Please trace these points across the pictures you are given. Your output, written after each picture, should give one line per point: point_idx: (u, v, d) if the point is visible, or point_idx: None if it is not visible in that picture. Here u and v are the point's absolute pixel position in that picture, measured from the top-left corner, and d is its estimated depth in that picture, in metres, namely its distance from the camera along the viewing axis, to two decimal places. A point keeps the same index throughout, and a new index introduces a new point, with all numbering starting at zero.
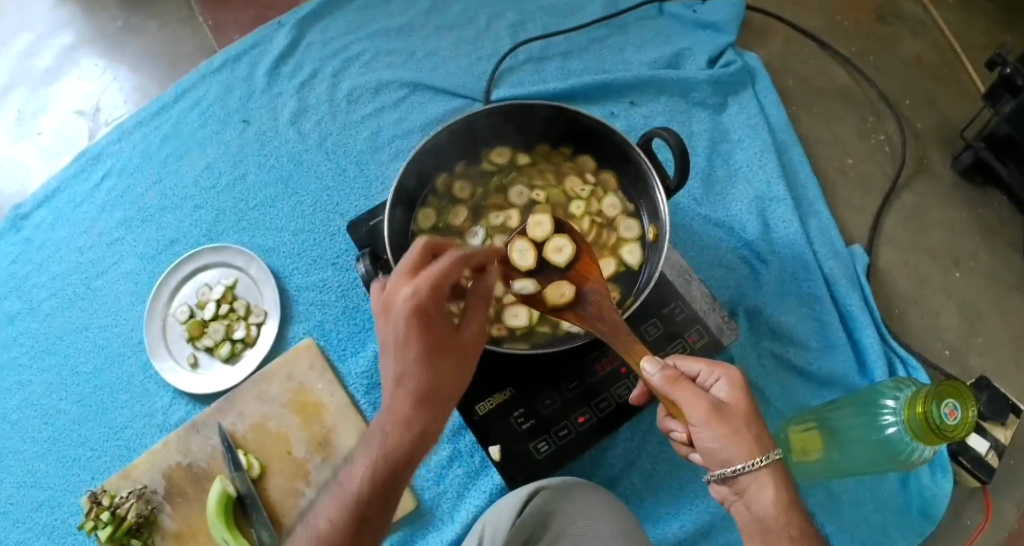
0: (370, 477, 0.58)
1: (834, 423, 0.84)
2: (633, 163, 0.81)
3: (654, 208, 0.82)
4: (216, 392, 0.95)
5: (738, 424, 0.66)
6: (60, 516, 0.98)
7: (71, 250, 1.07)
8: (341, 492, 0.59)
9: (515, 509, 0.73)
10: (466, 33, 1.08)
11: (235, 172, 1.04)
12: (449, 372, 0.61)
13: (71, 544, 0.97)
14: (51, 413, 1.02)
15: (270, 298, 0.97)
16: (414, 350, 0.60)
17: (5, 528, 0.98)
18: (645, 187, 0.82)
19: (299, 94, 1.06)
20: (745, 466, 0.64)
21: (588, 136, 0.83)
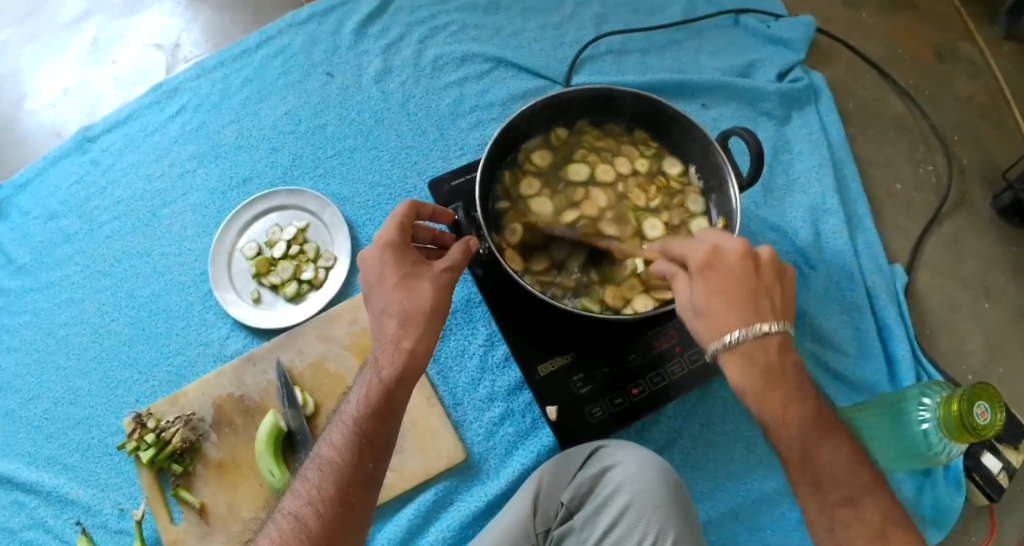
0: (366, 400, 0.70)
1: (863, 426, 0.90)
2: (712, 157, 0.86)
3: (727, 202, 0.86)
4: (278, 328, 0.97)
5: (724, 282, 0.68)
6: (97, 435, 0.98)
7: (138, 177, 1.08)
8: (346, 416, 0.70)
9: (578, 461, 0.82)
10: (551, 18, 1.12)
11: (315, 120, 1.07)
12: (426, 291, 0.72)
13: (106, 464, 0.97)
14: (101, 332, 1.03)
15: (342, 244, 1.00)
16: (393, 276, 0.73)
17: (41, 441, 0.99)
18: (721, 181, 0.86)
19: (385, 55, 1.09)
20: (742, 332, 0.65)
21: (669, 126, 0.89)
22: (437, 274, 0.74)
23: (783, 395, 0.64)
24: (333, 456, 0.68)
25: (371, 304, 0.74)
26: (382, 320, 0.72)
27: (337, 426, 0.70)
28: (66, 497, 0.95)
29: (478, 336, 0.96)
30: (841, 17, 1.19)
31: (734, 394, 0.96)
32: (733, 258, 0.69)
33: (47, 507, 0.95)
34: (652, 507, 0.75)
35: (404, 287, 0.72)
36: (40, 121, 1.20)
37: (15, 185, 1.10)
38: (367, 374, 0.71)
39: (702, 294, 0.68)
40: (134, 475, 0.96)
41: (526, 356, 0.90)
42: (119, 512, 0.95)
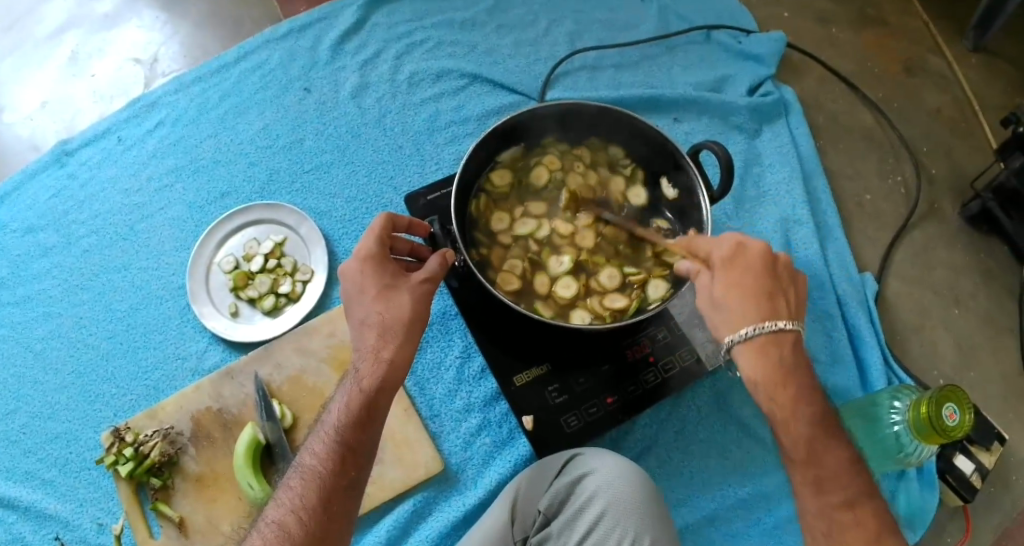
0: (346, 410, 0.71)
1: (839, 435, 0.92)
2: (683, 173, 0.88)
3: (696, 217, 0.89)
4: (256, 342, 0.98)
5: (744, 277, 0.72)
6: (74, 450, 0.98)
7: (117, 192, 1.09)
8: (326, 426, 0.71)
9: (556, 469, 0.83)
10: (526, 35, 1.14)
11: (293, 135, 1.08)
12: (405, 304, 0.74)
13: (84, 479, 0.97)
14: (79, 347, 1.03)
15: (319, 258, 1.00)
16: (372, 287, 0.74)
17: (18, 456, 0.99)
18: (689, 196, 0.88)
19: (361, 71, 1.11)
20: (754, 329, 0.69)
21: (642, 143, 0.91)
22: (416, 285, 0.75)
23: (789, 389, 0.69)
24: (315, 465, 0.69)
25: (351, 316, 0.74)
26: (361, 331, 0.73)
27: (318, 436, 0.71)
28: (43, 512, 0.95)
29: (455, 348, 0.98)
30: (811, 32, 1.22)
31: (708, 403, 0.98)
32: (754, 257, 0.73)
33: (25, 523, 0.95)
34: (629, 513, 0.76)
35: (383, 299, 0.73)
36: (18, 136, 1.21)
37: None
38: (347, 385, 0.72)
39: (725, 285, 0.72)
40: (112, 489, 0.97)
41: (502, 367, 0.91)
42: (97, 527, 0.95)
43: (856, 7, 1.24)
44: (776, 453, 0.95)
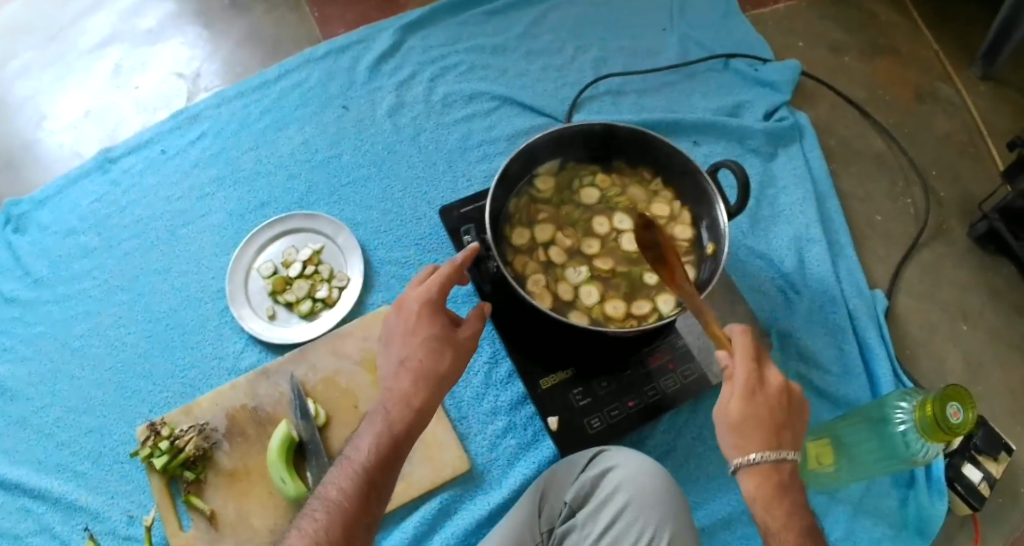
0: (375, 448, 0.72)
1: (848, 440, 0.97)
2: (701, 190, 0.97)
3: (715, 226, 0.97)
4: (292, 344, 1.01)
5: (761, 410, 0.71)
6: (108, 443, 1.05)
7: (160, 199, 1.13)
8: (352, 461, 0.71)
9: (582, 464, 0.88)
10: (554, 61, 1.18)
11: (330, 151, 1.11)
12: (445, 357, 0.76)
13: (116, 471, 1.04)
14: (116, 345, 1.08)
15: (355, 266, 1.03)
16: (421, 332, 0.77)
17: (51, 448, 1.06)
18: (708, 207, 0.98)
19: (397, 91, 1.15)
20: (758, 458, 0.69)
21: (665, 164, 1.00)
22: (459, 342, 0.78)
23: (789, 498, 0.69)
24: (339, 499, 0.68)
25: (391, 352, 0.77)
26: (399, 372, 0.75)
27: (342, 469, 0.71)
28: (73, 503, 1.02)
29: (483, 354, 1.02)
30: (824, 61, 1.28)
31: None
32: (774, 392, 0.72)
33: (54, 513, 1.02)
34: (651, 504, 0.82)
35: (427, 347, 0.76)
36: (62, 142, 1.27)
37: (34, 202, 1.19)
38: (377, 424, 0.74)
39: (743, 406, 0.71)
40: (144, 482, 1.03)
41: (528, 372, 0.97)
42: (128, 519, 1.02)
43: (869, 39, 1.30)
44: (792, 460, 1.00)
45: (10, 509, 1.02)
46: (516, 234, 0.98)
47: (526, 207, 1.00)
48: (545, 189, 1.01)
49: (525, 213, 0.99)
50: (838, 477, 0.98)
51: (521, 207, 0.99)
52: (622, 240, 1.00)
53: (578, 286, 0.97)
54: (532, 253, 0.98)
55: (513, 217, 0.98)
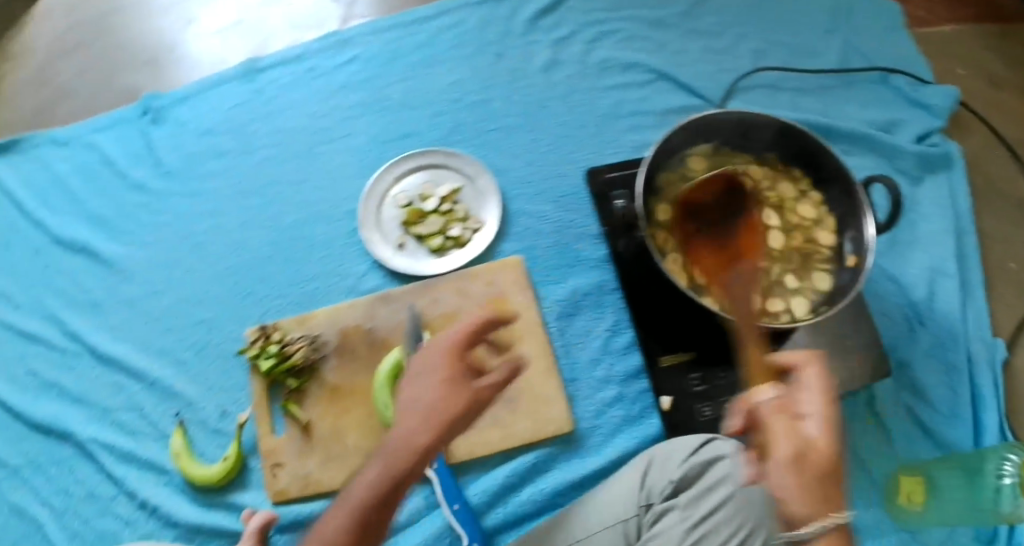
0: (417, 440, 0.62)
1: (936, 483, 1.01)
2: (852, 201, 0.98)
3: (860, 240, 0.98)
4: (417, 276, 1.02)
5: (815, 481, 0.66)
6: (213, 337, 1.06)
7: (303, 113, 1.13)
8: (394, 448, 0.62)
9: (690, 447, 0.88)
10: (715, 44, 1.16)
11: (479, 95, 1.11)
12: (478, 389, 0.64)
13: (213, 366, 1.05)
14: (239, 247, 1.09)
15: (491, 212, 1.04)
16: (443, 372, 0.65)
17: (158, 332, 1.08)
18: (853, 220, 0.98)
19: (554, 47, 1.14)
20: (811, 526, 0.65)
21: (820, 168, 1.00)
22: (478, 385, 0.64)
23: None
24: (365, 498, 0.61)
25: (409, 370, 0.68)
26: (402, 415, 0.64)
27: (377, 458, 0.63)
28: (171, 388, 1.05)
29: (604, 322, 1.01)
30: (983, 94, 1.24)
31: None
32: (824, 448, 0.67)
33: (148, 396, 1.07)
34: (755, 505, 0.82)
35: (441, 388, 0.64)
36: (211, 46, 1.29)
37: (176, 98, 1.19)
38: (422, 398, 0.63)
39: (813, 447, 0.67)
40: (242, 382, 1.03)
41: (649, 348, 0.97)
42: (220, 413, 1.03)
43: None
44: (880, 487, 1.04)
45: (104, 384, 1.08)
46: (665, 209, 0.98)
47: (677, 185, 1.00)
48: (698, 169, 1.01)
49: (676, 190, 0.99)
50: (922, 517, 1.00)
51: (672, 184, 0.99)
52: (767, 237, 1.01)
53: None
54: (676, 231, 0.98)
55: (664, 192, 0.99)
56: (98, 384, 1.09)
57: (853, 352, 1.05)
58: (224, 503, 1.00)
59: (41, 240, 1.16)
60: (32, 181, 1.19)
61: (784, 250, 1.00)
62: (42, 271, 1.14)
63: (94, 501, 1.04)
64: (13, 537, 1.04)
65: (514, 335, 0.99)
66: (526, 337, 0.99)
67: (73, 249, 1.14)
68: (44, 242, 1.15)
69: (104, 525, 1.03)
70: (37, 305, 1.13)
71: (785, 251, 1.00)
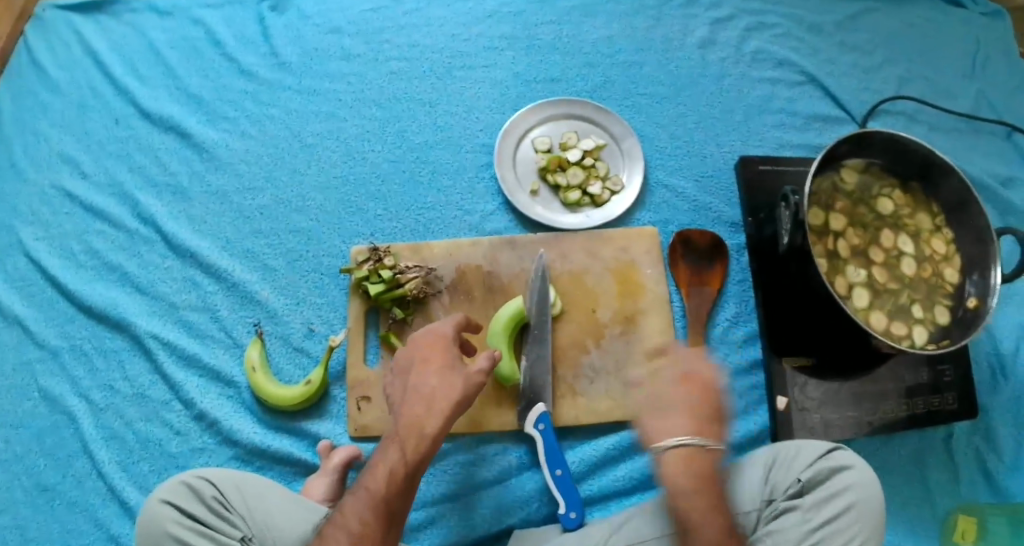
0: (388, 477, 0.70)
1: (988, 527, 0.97)
2: (983, 244, 0.94)
3: (987, 283, 0.93)
4: (549, 226, 0.98)
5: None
6: (311, 250, 0.97)
7: (444, 34, 1.08)
8: (364, 500, 0.70)
9: (822, 450, 0.85)
10: (864, 61, 1.16)
11: (633, 56, 1.09)
12: (458, 380, 0.76)
13: (307, 281, 0.96)
14: (355, 157, 1.01)
15: (632, 176, 1.01)
16: (435, 360, 0.78)
17: (245, 232, 0.98)
18: (985, 263, 0.94)
19: (711, 26, 1.12)
20: None
21: (958, 204, 0.96)
22: (468, 372, 0.77)
23: None
24: (371, 494, 0.70)
25: (405, 380, 0.78)
26: (409, 400, 0.75)
27: (356, 498, 0.70)
28: (253, 295, 0.95)
29: (726, 312, 1.00)
30: None
31: (904, 456, 1.00)
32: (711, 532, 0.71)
33: (225, 297, 0.95)
34: (872, 528, 0.81)
35: (440, 376, 0.76)
36: None
37: None
38: (381, 469, 0.71)
39: (687, 448, 0.74)
40: (338, 302, 0.95)
41: (775, 347, 0.95)
42: (307, 330, 0.94)
43: None
44: (940, 525, 0.97)
45: (175, 277, 0.96)
46: (811, 215, 0.97)
47: (825, 192, 0.98)
48: (846, 183, 0.99)
49: (823, 199, 0.98)
50: None
51: (820, 191, 0.98)
52: (899, 262, 0.98)
53: (852, 285, 0.96)
54: (817, 238, 0.96)
55: (812, 196, 0.97)
56: (167, 276, 0.96)
57: (947, 391, 0.96)
58: (296, 429, 0.90)
59: (124, 111, 1.04)
60: (123, 46, 1.08)
61: (914, 278, 0.97)
62: (120, 143, 1.03)
63: (142, 403, 0.91)
64: (41, 427, 0.91)
65: (639, 308, 0.96)
66: (652, 310, 0.96)
67: (160, 127, 1.03)
68: (128, 113, 1.04)
69: (149, 432, 0.90)
70: (107, 179, 1.01)
71: (915, 280, 0.97)
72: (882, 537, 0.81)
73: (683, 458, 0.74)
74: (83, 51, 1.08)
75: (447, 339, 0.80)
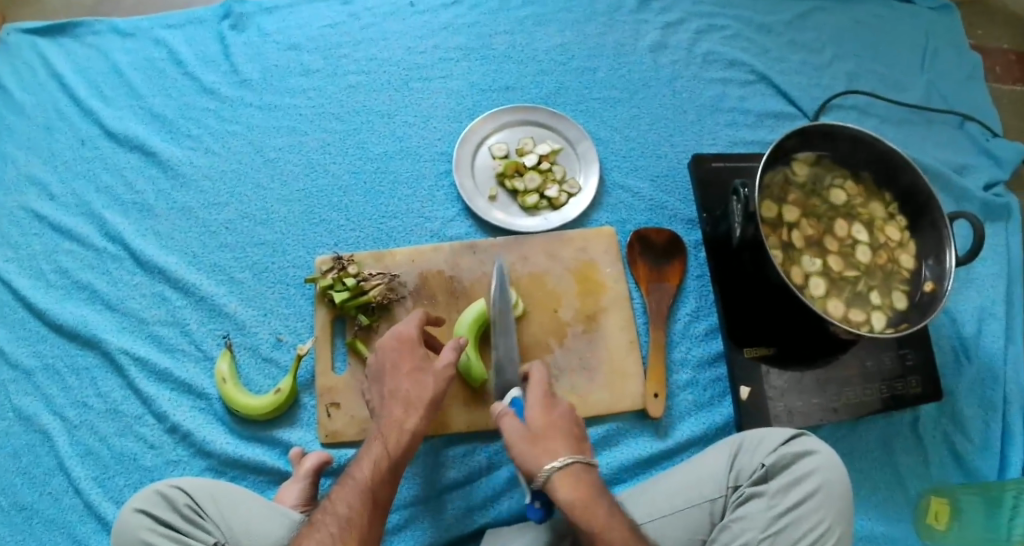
0: (372, 468, 0.76)
1: (960, 507, 0.98)
2: (937, 230, 0.97)
3: (941, 267, 0.96)
4: (506, 230, 1.01)
5: None
6: (277, 262, 0.99)
7: (400, 46, 1.10)
8: (353, 491, 0.74)
9: (785, 436, 0.87)
10: (812, 58, 1.19)
11: (587, 62, 1.13)
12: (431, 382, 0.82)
13: (275, 292, 0.98)
14: (317, 169, 1.04)
15: (588, 179, 1.05)
16: (406, 363, 0.83)
17: (212, 247, 1.00)
18: (938, 248, 0.97)
19: (662, 30, 1.16)
20: None
21: (910, 193, 1.00)
22: (439, 370, 0.83)
23: None
24: (360, 484, 0.75)
25: (381, 383, 0.83)
26: (388, 401, 0.81)
27: (346, 488, 0.75)
28: (221, 308, 0.97)
29: (687, 306, 1.03)
30: None
31: (871, 440, 1.03)
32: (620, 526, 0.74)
33: (194, 311, 0.97)
34: (832, 512, 0.82)
35: (413, 377, 0.82)
36: None
37: (262, 8, 1.13)
38: (365, 463, 0.77)
39: (574, 464, 0.76)
40: (304, 312, 0.97)
41: (736, 337, 0.98)
42: (275, 341, 0.96)
43: None
44: (912, 508, 1.00)
45: (144, 293, 0.98)
46: (766, 209, 1.00)
47: (778, 187, 1.01)
48: (799, 176, 1.02)
49: (777, 193, 1.01)
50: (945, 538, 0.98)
51: (774, 185, 1.01)
52: (855, 250, 1.01)
53: (808, 274, 0.99)
54: (773, 230, 0.99)
55: (766, 191, 1.00)
56: (136, 293, 0.98)
57: (911, 374, 1.00)
58: (267, 438, 0.92)
59: (90, 132, 1.06)
60: (87, 69, 1.10)
61: (870, 265, 1.00)
62: (87, 163, 1.05)
63: (115, 418, 0.93)
64: (17, 446, 0.92)
65: (601, 306, 0.99)
66: (612, 308, 0.99)
67: (126, 146, 1.05)
68: (93, 133, 1.06)
69: (124, 446, 0.92)
70: (75, 199, 1.03)
71: (871, 267, 1.00)
72: (844, 521, 0.83)
73: (572, 477, 0.75)
74: (48, 74, 1.10)
75: (416, 336, 0.85)
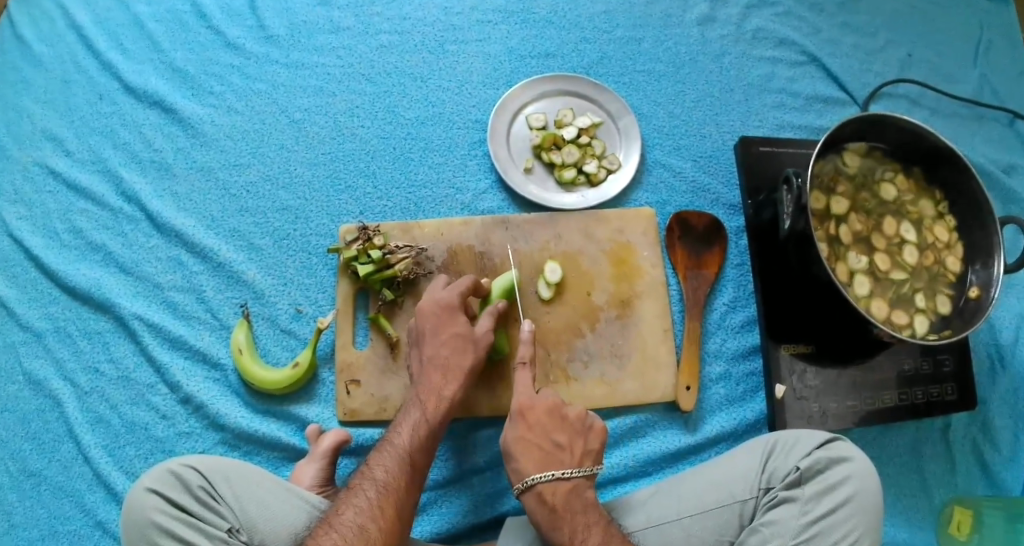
0: (413, 434, 0.78)
1: (984, 520, 0.92)
2: (987, 235, 0.92)
3: (990, 273, 0.91)
4: (541, 205, 0.96)
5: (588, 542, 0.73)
6: (299, 228, 0.95)
7: (436, 7, 1.05)
8: (390, 457, 0.75)
9: (819, 439, 0.82)
10: (866, 42, 1.13)
11: (632, 32, 1.07)
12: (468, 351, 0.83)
13: (296, 260, 0.93)
14: (344, 132, 0.99)
15: (628, 155, 0.99)
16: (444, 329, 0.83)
17: (231, 211, 0.95)
18: (988, 252, 0.92)
19: (712, 3, 1.10)
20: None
21: (960, 193, 0.94)
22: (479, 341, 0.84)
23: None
24: (399, 450, 0.76)
25: (419, 348, 0.84)
26: (426, 367, 0.82)
27: (384, 454, 0.76)
28: (239, 275, 0.92)
29: (725, 296, 0.97)
30: None
31: (904, 446, 0.98)
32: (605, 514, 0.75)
33: (210, 278, 0.92)
34: (869, 519, 0.77)
35: (451, 343, 0.83)
36: None
37: None
38: (404, 431, 0.78)
39: (541, 484, 0.76)
40: (325, 283, 0.93)
41: (775, 332, 0.93)
42: (294, 312, 0.91)
43: None
44: (935, 518, 0.95)
45: (160, 257, 0.93)
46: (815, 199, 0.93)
47: (828, 178, 0.95)
48: (849, 167, 0.96)
49: (826, 183, 0.95)
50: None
51: (823, 175, 0.95)
52: (902, 249, 0.95)
53: (854, 272, 0.93)
54: (820, 223, 0.93)
55: (816, 179, 0.94)
56: (151, 257, 0.93)
57: (947, 381, 0.95)
58: (282, 413, 0.88)
59: (108, 86, 1.01)
60: (107, 20, 1.04)
61: (917, 266, 0.94)
62: (103, 119, 1.00)
63: (126, 386, 0.89)
64: (25, 411, 0.88)
65: (636, 291, 0.94)
66: (648, 294, 0.94)
67: (145, 103, 1.00)
68: (112, 88, 1.01)
69: (135, 415, 0.87)
70: (90, 156, 0.98)
71: (917, 269, 0.94)
72: (878, 530, 0.78)
73: (539, 496, 0.75)
74: (66, 25, 1.04)
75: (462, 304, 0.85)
